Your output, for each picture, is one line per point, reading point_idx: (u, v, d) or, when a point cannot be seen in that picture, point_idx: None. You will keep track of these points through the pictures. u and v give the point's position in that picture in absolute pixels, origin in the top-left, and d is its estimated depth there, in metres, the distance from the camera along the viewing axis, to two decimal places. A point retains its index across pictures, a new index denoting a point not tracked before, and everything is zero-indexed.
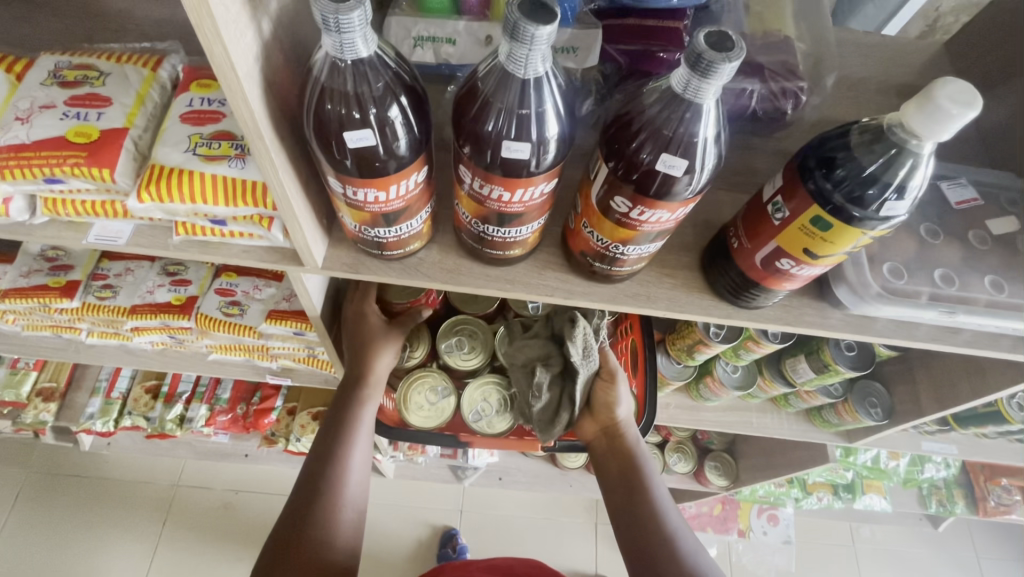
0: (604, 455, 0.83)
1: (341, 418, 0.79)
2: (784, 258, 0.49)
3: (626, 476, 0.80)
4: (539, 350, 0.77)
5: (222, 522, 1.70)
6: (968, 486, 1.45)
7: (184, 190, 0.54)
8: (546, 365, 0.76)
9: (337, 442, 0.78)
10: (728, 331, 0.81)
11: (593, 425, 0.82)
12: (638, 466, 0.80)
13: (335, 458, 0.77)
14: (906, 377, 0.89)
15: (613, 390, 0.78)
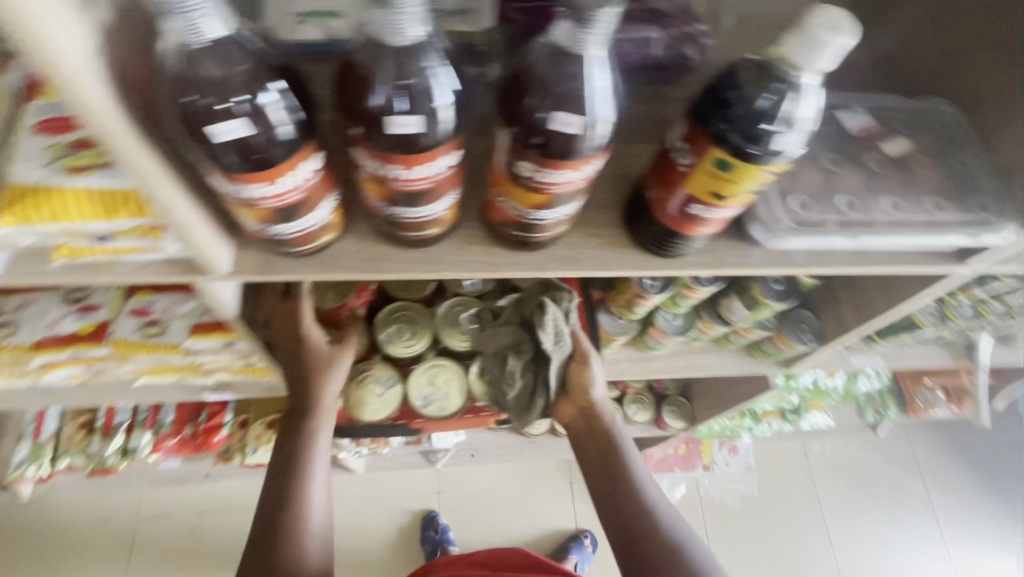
0: (582, 436, 0.87)
1: (296, 447, 0.79)
2: (696, 204, 0.50)
3: (606, 455, 0.85)
4: (510, 338, 0.77)
5: (192, 546, 1.64)
6: (898, 392, 1.58)
7: (46, 211, 0.49)
8: (517, 353, 0.76)
9: (294, 471, 0.78)
10: (661, 281, 0.84)
11: (571, 408, 0.85)
12: (615, 445, 0.85)
13: (293, 487, 0.77)
14: (832, 303, 0.94)
15: (588, 372, 0.81)
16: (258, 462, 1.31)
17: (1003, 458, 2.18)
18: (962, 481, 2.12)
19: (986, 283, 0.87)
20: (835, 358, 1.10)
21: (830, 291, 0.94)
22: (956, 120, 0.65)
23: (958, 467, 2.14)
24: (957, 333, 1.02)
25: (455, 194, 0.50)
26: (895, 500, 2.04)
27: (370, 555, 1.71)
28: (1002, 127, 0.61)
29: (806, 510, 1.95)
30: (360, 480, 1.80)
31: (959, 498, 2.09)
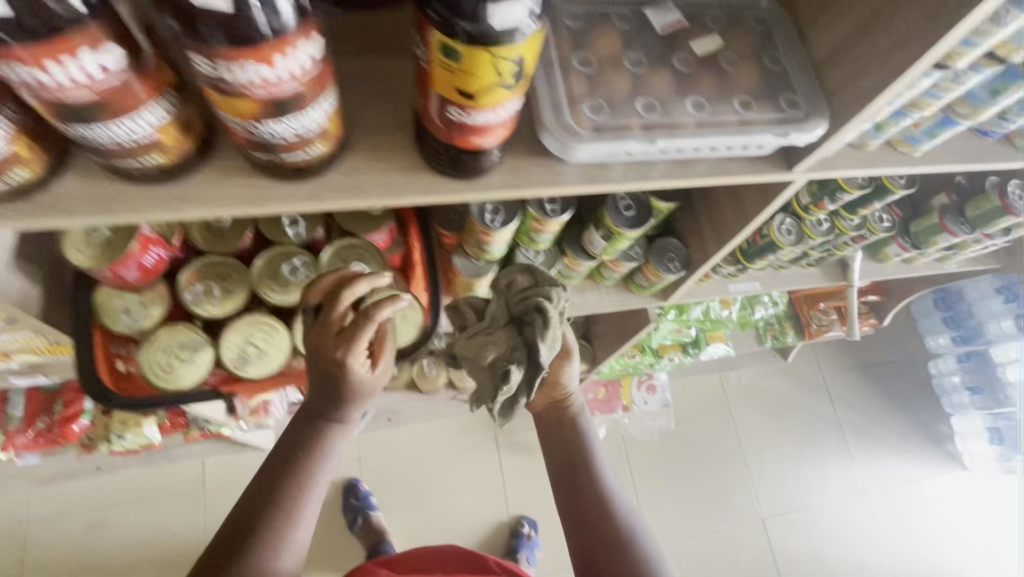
0: (548, 431, 0.82)
1: (300, 454, 0.68)
2: (451, 107, 0.44)
3: (571, 450, 0.80)
4: (503, 340, 0.68)
5: (95, 542, 1.56)
6: (795, 317, 1.62)
7: None
8: (510, 359, 0.68)
9: (288, 481, 0.66)
10: (505, 215, 0.77)
11: (543, 400, 0.83)
12: (581, 441, 0.80)
13: (280, 500, 0.65)
14: (694, 228, 0.92)
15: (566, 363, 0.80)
16: (129, 449, 1.21)
17: (901, 372, 2.33)
18: (866, 396, 2.25)
19: (837, 196, 0.85)
20: (713, 286, 1.09)
21: (692, 216, 0.92)
22: (772, 15, 0.61)
23: (862, 384, 2.27)
24: (823, 250, 1.03)
25: (166, 108, 0.42)
26: (805, 420, 2.16)
27: None
28: (820, 15, 0.58)
29: (723, 438, 2.04)
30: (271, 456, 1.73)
31: (863, 413, 2.23)
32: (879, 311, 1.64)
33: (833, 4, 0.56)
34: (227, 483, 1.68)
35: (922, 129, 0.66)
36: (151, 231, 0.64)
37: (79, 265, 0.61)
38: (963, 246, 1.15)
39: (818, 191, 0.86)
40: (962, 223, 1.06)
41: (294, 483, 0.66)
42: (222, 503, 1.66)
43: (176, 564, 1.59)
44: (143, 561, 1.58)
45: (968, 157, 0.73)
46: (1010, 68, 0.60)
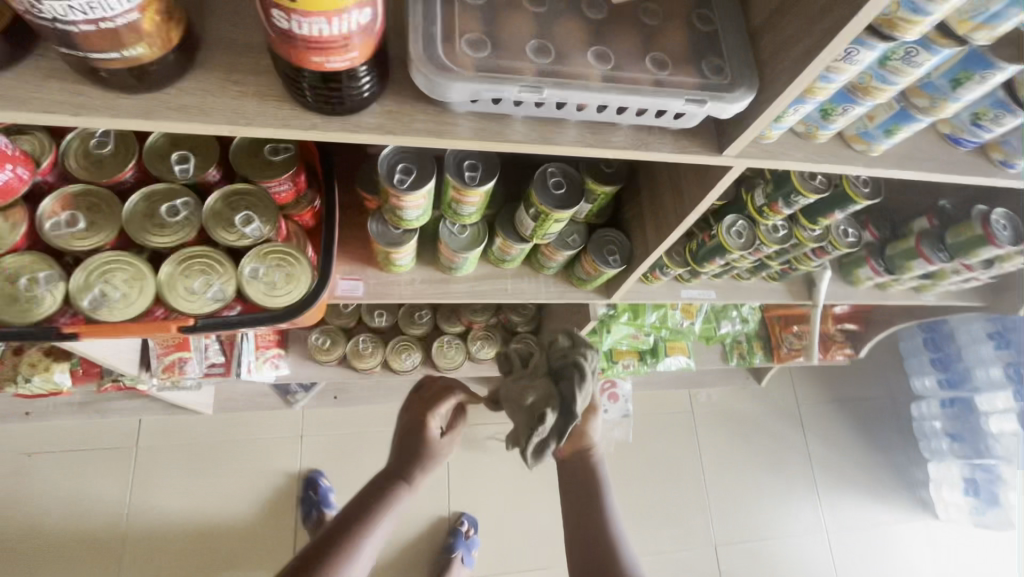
0: (567, 479, 0.85)
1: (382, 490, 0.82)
2: (274, 11, 0.38)
3: (585, 499, 0.82)
4: (541, 389, 0.73)
5: (20, 486, 1.55)
6: (766, 337, 1.54)
7: None
8: (546, 402, 0.72)
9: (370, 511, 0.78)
10: (416, 179, 0.70)
11: (568, 448, 0.86)
12: (597, 489, 0.83)
13: (356, 530, 0.76)
14: (639, 221, 0.85)
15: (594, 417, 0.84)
16: (39, 392, 1.13)
17: (882, 410, 2.23)
18: (842, 431, 2.16)
19: (792, 200, 0.76)
20: (663, 288, 1.02)
21: (639, 208, 0.84)
22: None
23: (839, 418, 2.18)
24: (782, 261, 0.95)
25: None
26: (773, 448, 2.07)
27: (222, 500, 1.63)
28: None
29: (684, 457, 1.96)
30: (210, 420, 1.69)
31: (836, 448, 2.14)
32: (857, 340, 1.55)
33: None
34: (163, 444, 1.65)
35: (877, 122, 0.60)
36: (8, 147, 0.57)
37: None
38: (940, 276, 1.07)
39: (773, 192, 0.77)
40: (941, 251, 0.97)
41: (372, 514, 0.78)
42: (155, 463, 1.63)
43: (100, 520, 1.56)
44: (67, 513, 1.55)
45: (934, 166, 0.65)
46: (970, 54, 0.54)
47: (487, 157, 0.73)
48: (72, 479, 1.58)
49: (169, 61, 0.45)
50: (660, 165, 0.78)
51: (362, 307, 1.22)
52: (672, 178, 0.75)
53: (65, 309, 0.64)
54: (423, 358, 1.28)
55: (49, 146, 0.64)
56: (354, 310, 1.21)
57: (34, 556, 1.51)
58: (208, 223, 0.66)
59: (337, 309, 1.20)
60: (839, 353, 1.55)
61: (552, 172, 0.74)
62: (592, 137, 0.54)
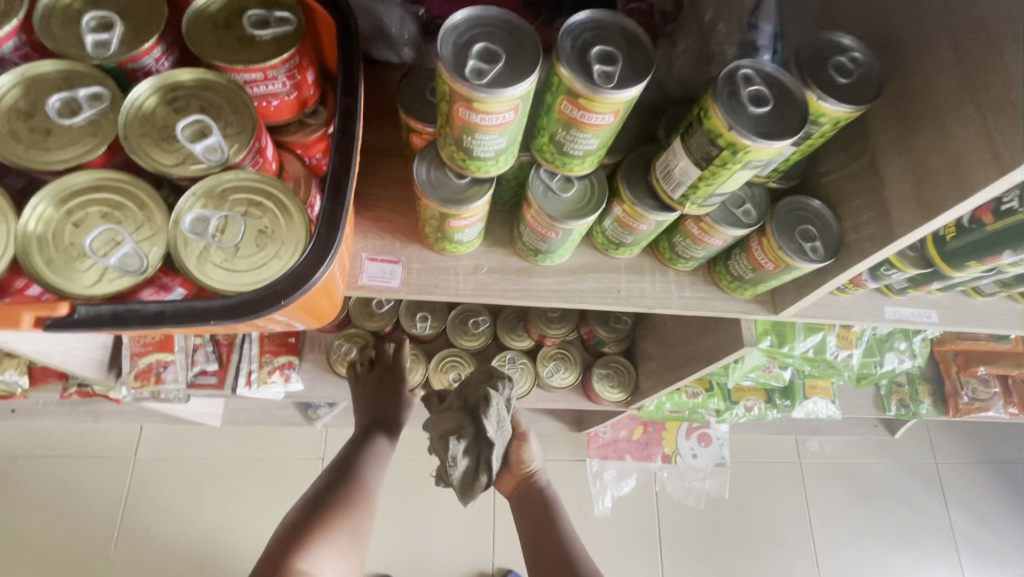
0: (519, 510, 0.79)
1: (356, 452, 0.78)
2: None
3: (541, 517, 0.77)
4: (451, 420, 0.67)
5: (2, 495, 1.33)
6: (936, 380, 1.14)
7: None
8: (458, 437, 0.66)
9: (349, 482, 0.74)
10: (507, 71, 0.38)
11: (511, 479, 0.81)
12: (554, 510, 0.78)
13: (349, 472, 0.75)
14: (866, 185, 0.50)
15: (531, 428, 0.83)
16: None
17: None
18: (996, 504, 1.68)
19: None
20: (859, 304, 0.65)
21: (869, 162, 0.50)
22: None
23: (990, 486, 1.70)
24: None
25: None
26: (903, 518, 1.63)
27: (225, 531, 1.35)
28: None
29: (792, 524, 1.54)
30: (220, 435, 1.43)
31: (987, 523, 1.66)
32: None
33: None
34: (164, 456, 1.40)
35: None
36: None
37: None
38: None
39: None
40: None
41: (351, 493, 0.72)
42: (154, 478, 1.38)
43: (85, 540, 1.32)
44: (51, 529, 1.32)
45: None
46: None
47: (629, 44, 0.41)
48: (59, 489, 1.35)
49: None
50: (935, 77, 0.44)
51: (401, 306, 0.92)
52: (974, 93, 0.41)
53: None
54: None
55: None
56: (390, 311, 0.91)
57: None
58: (128, 135, 0.37)
59: (366, 308, 0.91)
60: None
61: (748, 75, 0.41)
62: None
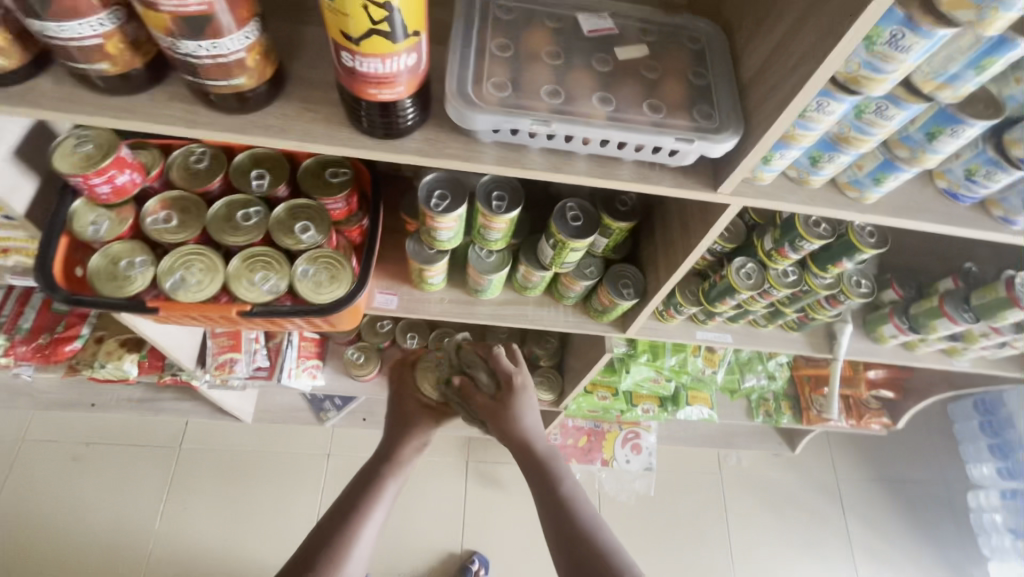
0: (531, 472, 0.90)
1: (384, 465, 0.98)
2: (343, 52, 0.48)
3: (546, 479, 0.88)
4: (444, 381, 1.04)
5: (73, 472, 1.68)
6: (795, 397, 1.52)
7: None
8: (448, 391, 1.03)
9: (372, 490, 0.93)
10: (451, 203, 0.80)
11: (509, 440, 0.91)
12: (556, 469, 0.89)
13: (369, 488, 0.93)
14: (652, 259, 0.91)
15: (512, 399, 0.93)
16: (108, 380, 1.28)
17: (935, 497, 2.06)
18: (887, 515, 2.00)
19: (798, 244, 0.81)
20: (679, 329, 1.05)
21: (652, 246, 0.91)
22: (708, 36, 0.64)
23: (884, 499, 2.03)
24: (796, 308, 0.98)
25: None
26: (809, 525, 1.94)
27: (249, 512, 1.68)
28: (749, 40, 0.59)
29: (711, 523, 1.87)
30: (248, 431, 1.79)
31: (881, 532, 1.97)
32: (894, 410, 1.50)
33: (763, 26, 0.57)
34: (202, 447, 1.75)
35: (865, 170, 0.63)
36: (129, 155, 0.73)
37: (60, 170, 0.69)
38: (969, 338, 1.05)
39: (780, 237, 0.83)
40: (966, 311, 0.99)
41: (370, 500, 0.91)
42: (193, 464, 1.73)
43: (135, 512, 1.64)
44: (107, 506, 1.64)
45: (929, 215, 0.69)
46: (941, 110, 0.58)
47: (513, 189, 0.82)
48: (116, 472, 1.69)
49: (264, 89, 0.58)
50: (670, 207, 0.86)
51: (398, 326, 1.32)
52: (680, 217, 0.82)
53: (152, 288, 0.76)
54: None
55: (158, 158, 0.79)
56: (389, 330, 1.32)
57: (67, 544, 1.58)
58: (271, 228, 0.78)
59: (372, 327, 1.32)
60: (874, 421, 1.50)
61: (570, 205, 0.83)
62: (597, 166, 0.62)
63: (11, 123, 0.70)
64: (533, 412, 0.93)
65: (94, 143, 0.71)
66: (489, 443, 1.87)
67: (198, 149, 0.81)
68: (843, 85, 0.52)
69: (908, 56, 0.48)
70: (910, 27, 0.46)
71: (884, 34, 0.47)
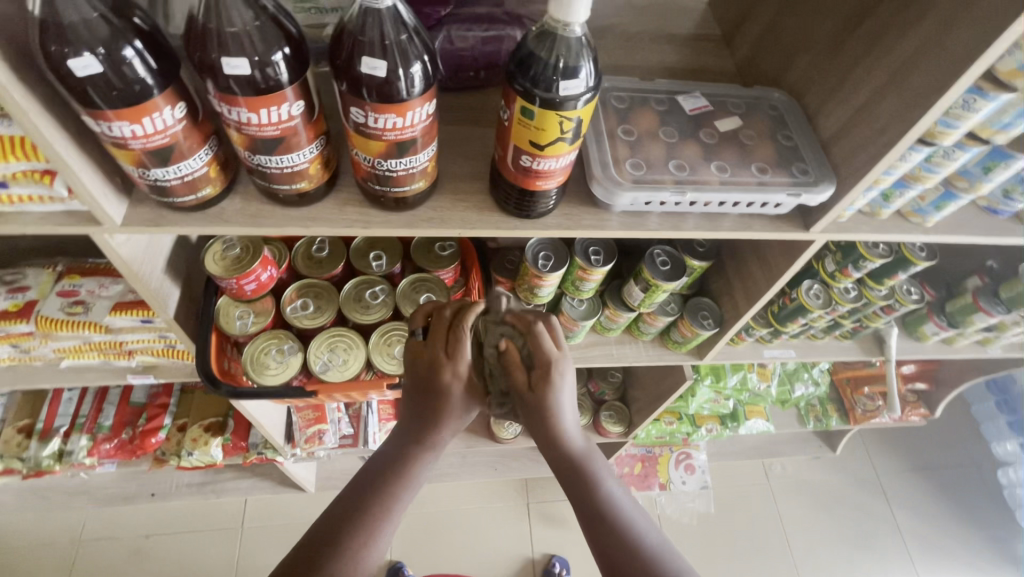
0: (565, 476, 0.74)
1: (383, 475, 0.75)
2: (524, 156, 0.57)
3: (584, 487, 0.72)
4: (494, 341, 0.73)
5: (136, 569, 1.63)
6: (839, 400, 1.62)
7: (19, 149, 0.57)
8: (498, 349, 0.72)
9: (389, 485, 0.74)
10: (555, 261, 0.88)
11: (542, 426, 0.71)
12: (592, 480, 0.72)
13: (371, 502, 0.72)
14: (727, 290, 1.00)
15: (550, 395, 0.70)
16: (193, 467, 1.30)
17: (967, 479, 2.16)
18: (929, 503, 2.08)
19: (860, 264, 0.92)
20: (746, 349, 1.15)
21: (724, 278, 1.01)
22: (784, 103, 0.76)
23: (922, 488, 2.11)
24: (854, 319, 1.08)
25: (209, 152, 0.57)
26: (860, 523, 2.00)
27: None
28: (823, 104, 0.71)
29: (769, 533, 1.92)
30: (309, 501, 1.78)
31: (927, 521, 2.05)
32: (930, 400, 1.61)
33: (836, 94, 0.69)
34: (265, 523, 1.74)
35: (928, 200, 0.75)
36: (270, 254, 0.79)
37: (216, 276, 0.76)
38: (1003, 328, 1.16)
39: (842, 259, 0.94)
40: (998, 305, 1.11)
41: (389, 497, 0.73)
42: (258, 542, 1.71)
43: None
44: None
45: (977, 231, 0.81)
46: (994, 148, 0.70)
47: (606, 244, 0.91)
48: (180, 560, 1.66)
49: (428, 189, 0.66)
50: (740, 243, 0.96)
51: None
52: (755, 251, 0.92)
53: (300, 372, 0.83)
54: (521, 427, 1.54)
55: (284, 252, 0.86)
56: None
57: None
58: (399, 302, 0.86)
59: None
60: (913, 413, 1.61)
61: (657, 252, 0.92)
62: (709, 221, 0.72)
63: (165, 237, 0.76)
64: (574, 407, 0.72)
65: (242, 248, 0.78)
66: (547, 481, 1.90)
67: (318, 239, 0.87)
68: (922, 140, 0.63)
69: (977, 115, 0.60)
70: (979, 95, 0.58)
71: (958, 101, 0.59)
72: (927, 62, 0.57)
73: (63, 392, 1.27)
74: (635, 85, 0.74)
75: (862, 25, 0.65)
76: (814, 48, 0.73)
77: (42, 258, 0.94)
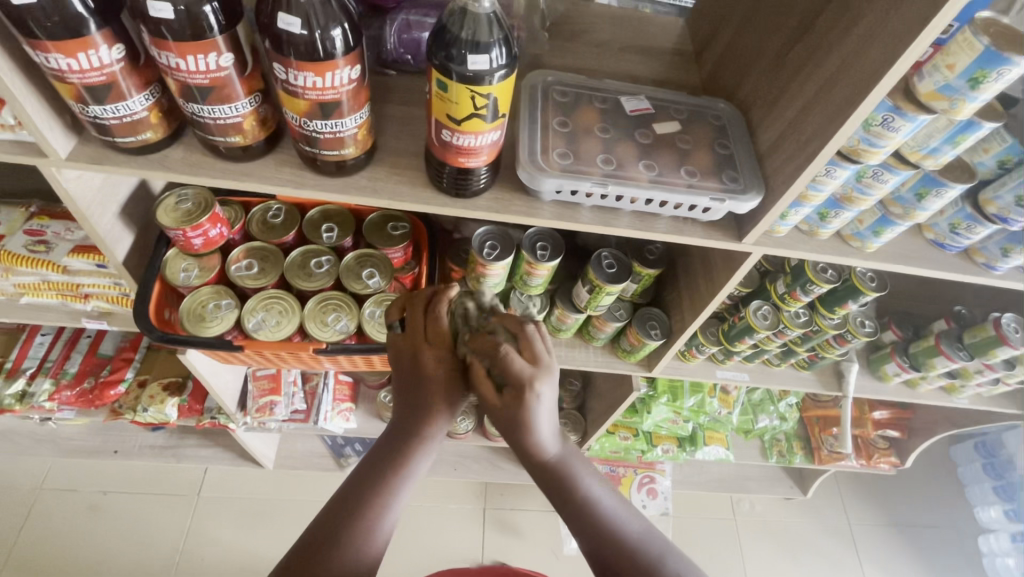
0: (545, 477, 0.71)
1: (371, 475, 0.73)
2: (445, 130, 0.59)
3: (569, 488, 0.70)
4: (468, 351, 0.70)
5: (88, 524, 1.65)
6: (806, 438, 1.58)
7: None
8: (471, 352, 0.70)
9: (382, 483, 0.72)
10: (501, 252, 0.89)
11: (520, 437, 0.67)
12: (577, 476, 0.70)
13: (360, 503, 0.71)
14: (677, 302, 1.00)
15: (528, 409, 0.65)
16: (148, 424, 1.33)
17: (945, 541, 2.08)
18: (900, 561, 2.00)
19: (809, 288, 0.92)
20: (698, 368, 1.14)
21: (675, 289, 1.01)
22: (728, 114, 0.77)
23: (895, 544, 2.04)
24: (807, 347, 1.07)
25: (149, 97, 0.61)
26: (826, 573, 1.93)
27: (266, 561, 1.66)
28: (762, 117, 0.72)
29: (728, 571, 1.86)
30: (267, 478, 1.80)
31: None
32: (901, 449, 1.56)
33: (774, 107, 0.70)
34: (221, 494, 1.75)
35: (865, 224, 0.75)
36: (221, 211, 0.82)
37: (163, 225, 0.78)
38: (966, 375, 1.13)
39: (792, 281, 0.93)
40: (961, 350, 1.08)
41: (383, 493, 0.71)
42: (211, 512, 1.72)
43: (149, 564, 1.61)
44: (121, 558, 1.61)
45: (923, 262, 0.80)
46: (926, 174, 0.70)
47: (555, 240, 0.92)
48: (132, 520, 1.68)
49: (363, 158, 0.69)
50: (691, 255, 0.96)
51: None
52: (703, 263, 0.92)
53: (233, 329, 0.86)
54: (475, 425, 1.52)
55: (239, 214, 0.89)
56: None
57: None
58: (341, 273, 0.88)
59: None
60: (882, 460, 1.56)
61: (605, 255, 0.93)
62: (640, 220, 0.73)
63: (121, 184, 0.80)
64: (550, 421, 0.67)
65: (193, 202, 0.80)
66: (507, 488, 1.89)
67: (274, 206, 0.91)
68: (846, 156, 0.63)
69: (898, 134, 0.60)
70: (897, 112, 0.58)
71: (877, 117, 0.59)
72: (847, 75, 0.58)
73: (35, 335, 1.32)
74: (581, 82, 0.76)
75: (800, 41, 0.66)
76: (759, 62, 0.74)
77: (19, 199, 0.99)
